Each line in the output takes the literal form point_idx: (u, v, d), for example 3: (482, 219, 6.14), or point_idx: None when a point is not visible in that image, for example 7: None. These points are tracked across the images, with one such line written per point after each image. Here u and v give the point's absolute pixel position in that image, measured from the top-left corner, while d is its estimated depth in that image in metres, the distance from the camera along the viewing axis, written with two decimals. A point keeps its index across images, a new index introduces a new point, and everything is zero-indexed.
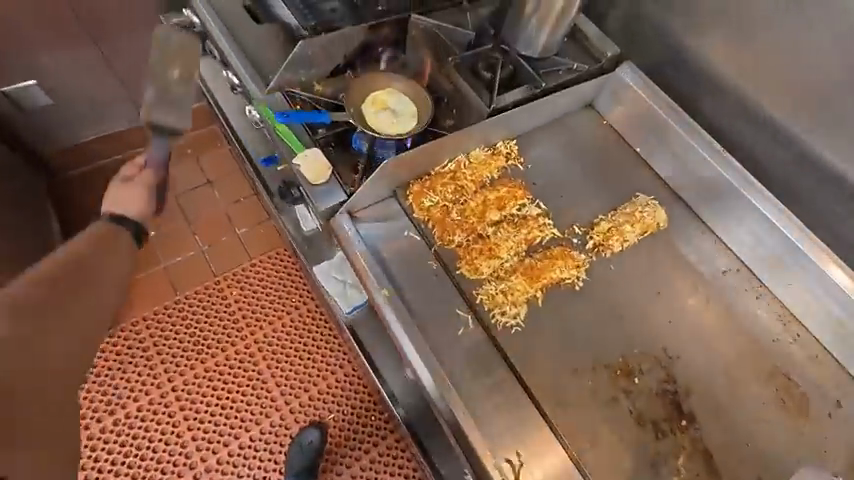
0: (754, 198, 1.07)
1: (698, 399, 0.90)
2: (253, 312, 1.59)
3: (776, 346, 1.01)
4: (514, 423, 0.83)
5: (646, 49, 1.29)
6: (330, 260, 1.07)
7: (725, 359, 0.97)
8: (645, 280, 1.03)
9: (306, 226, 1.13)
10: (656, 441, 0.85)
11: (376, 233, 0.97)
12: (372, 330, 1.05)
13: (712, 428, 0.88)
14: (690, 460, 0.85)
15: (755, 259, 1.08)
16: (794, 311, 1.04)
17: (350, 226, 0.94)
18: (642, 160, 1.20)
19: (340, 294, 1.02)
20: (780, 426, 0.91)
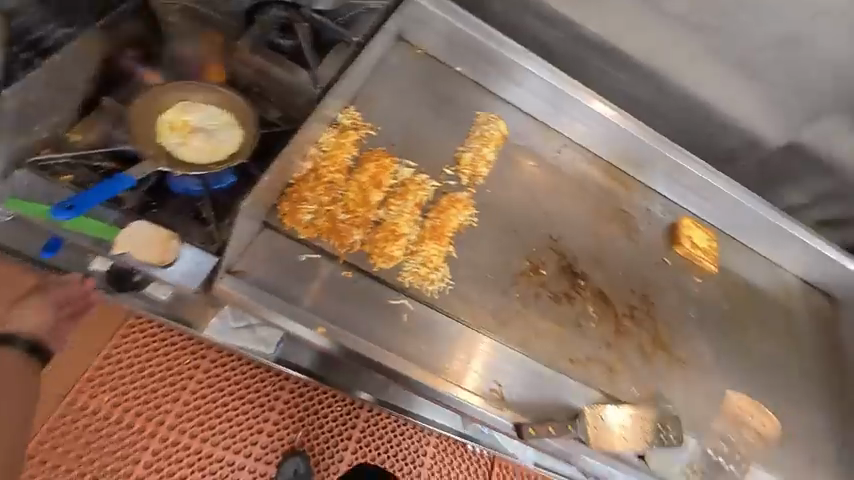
0: (564, 86, 1.28)
1: (582, 259, 1.16)
2: (135, 405, 1.10)
3: (607, 191, 1.31)
4: (482, 361, 0.95)
5: None
6: (220, 315, 0.94)
7: (586, 219, 1.23)
8: (514, 187, 1.19)
9: (161, 296, 0.88)
10: (573, 306, 1.07)
11: (272, 277, 0.85)
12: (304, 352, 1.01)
13: (597, 274, 1.15)
14: (594, 303, 1.11)
15: (578, 132, 1.32)
16: (613, 161, 1.34)
17: (244, 288, 0.81)
18: (465, 76, 1.28)
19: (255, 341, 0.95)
20: (629, 246, 1.24)
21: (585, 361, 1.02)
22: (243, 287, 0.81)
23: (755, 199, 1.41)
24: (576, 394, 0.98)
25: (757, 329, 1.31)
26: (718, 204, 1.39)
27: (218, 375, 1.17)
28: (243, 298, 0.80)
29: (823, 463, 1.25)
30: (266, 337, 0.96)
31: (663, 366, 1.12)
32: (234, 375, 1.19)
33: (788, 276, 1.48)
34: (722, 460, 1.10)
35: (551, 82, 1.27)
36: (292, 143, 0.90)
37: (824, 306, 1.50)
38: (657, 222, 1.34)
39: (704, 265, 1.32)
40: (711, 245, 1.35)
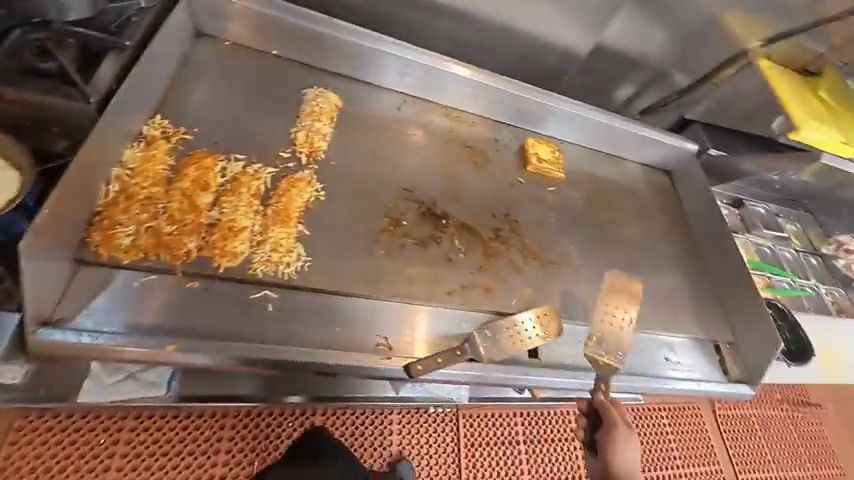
0: (388, 48, 1.33)
1: (440, 201, 1.22)
2: None
3: (453, 134, 1.40)
4: (360, 322, 0.97)
5: None
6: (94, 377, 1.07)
7: (437, 164, 1.30)
8: (358, 151, 1.21)
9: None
10: (440, 246, 1.13)
11: (108, 310, 0.79)
12: (192, 379, 1.19)
13: (457, 210, 1.23)
14: (461, 236, 1.18)
15: (414, 87, 1.39)
16: (454, 105, 1.45)
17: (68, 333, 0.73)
18: (284, 58, 1.28)
19: (140, 386, 1.09)
20: (482, 177, 1.35)
21: (462, 289, 1.09)
22: (72, 332, 0.73)
23: (582, 105, 1.57)
24: (460, 321, 1.06)
25: (610, 217, 1.50)
26: (554, 118, 1.54)
27: (151, 441, 1.19)
28: (96, 344, 0.74)
29: (698, 310, 1.45)
30: (154, 379, 1.11)
31: (537, 272, 1.23)
32: (172, 430, 1.22)
33: (628, 165, 1.70)
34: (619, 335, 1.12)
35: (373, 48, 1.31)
36: (75, 158, 0.79)
37: (664, 182, 1.74)
38: (505, 150, 1.45)
39: (554, 175, 1.46)
40: (557, 156, 1.50)
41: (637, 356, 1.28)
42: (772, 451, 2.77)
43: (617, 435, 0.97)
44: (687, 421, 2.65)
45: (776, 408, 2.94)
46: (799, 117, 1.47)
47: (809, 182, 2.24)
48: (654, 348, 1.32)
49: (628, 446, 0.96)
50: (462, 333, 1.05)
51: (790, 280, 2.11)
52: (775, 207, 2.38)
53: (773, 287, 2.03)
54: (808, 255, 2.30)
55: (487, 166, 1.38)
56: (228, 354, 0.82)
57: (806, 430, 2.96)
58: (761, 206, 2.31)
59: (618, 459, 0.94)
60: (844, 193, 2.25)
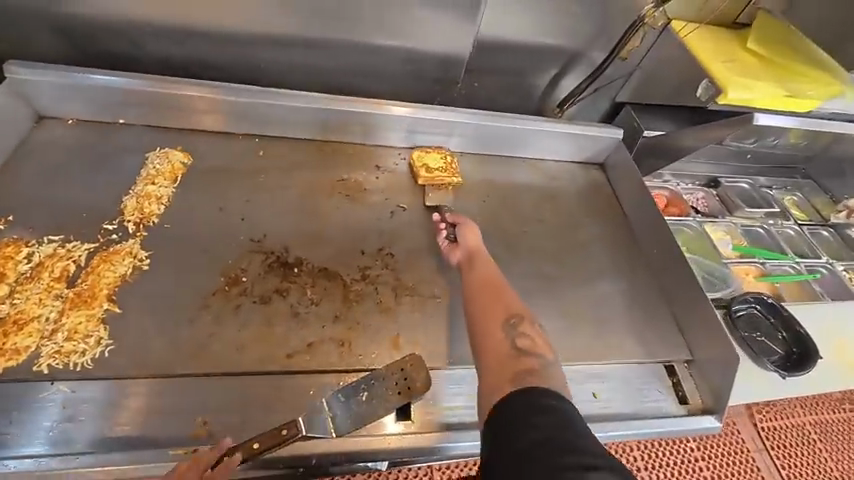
0: (258, 95, 1.24)
1: (296, 246, 1.09)
2: None
3: (323, 169, 1.28)
4: (170, 407, 0.84)
5: (34, 47, 1.24)
6: None
7: (300, 203, 1.19)
8: (202, 207, 1.11)
9: None
10: (286, 299, 1.00)
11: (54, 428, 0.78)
12: None
13: (316, 252, 1.09)
14: (316, 283, 1.04)
15: (293, 127, 1.30)
16: (338, 138, 1.34)
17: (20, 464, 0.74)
18: (132, 125, 1.22)
19: None
20: (356, 211, 1.21)
21: (307, 348, 0.94)
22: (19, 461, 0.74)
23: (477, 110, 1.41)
24: (304, 388, 0.90)
25: (520, 229, 1.30)
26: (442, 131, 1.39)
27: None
28: (70, 468, 0.75)
29: (646, 324, 1.18)
30: None
31: (412, 312, 1.05)
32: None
33: (548, 167, 1.50)
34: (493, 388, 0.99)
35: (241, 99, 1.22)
36: None
37: (596, 178, 1.52)
38: (388, 174, 1.32)
39: (448, 181, 1.31)
40: (450, 161, 1.35)
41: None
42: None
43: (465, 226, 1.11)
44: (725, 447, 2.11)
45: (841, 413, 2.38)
46: (722, 76, 1.30)
47: (797, 143, 1.92)
48: (582, 382, 1.06)
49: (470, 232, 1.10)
50: (310, 402, 0.89)
51: (794, 263, 1.76)
52: (766, 179, 2.06)
53: (769, 275, 1.70)
54: (814, 228, 1.94)
55: (362, 197, 1.25)
56: (119, 465, 0.76)
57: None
58: (744, 181, 2.01)
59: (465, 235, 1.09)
60: (842, 149, 1.92)
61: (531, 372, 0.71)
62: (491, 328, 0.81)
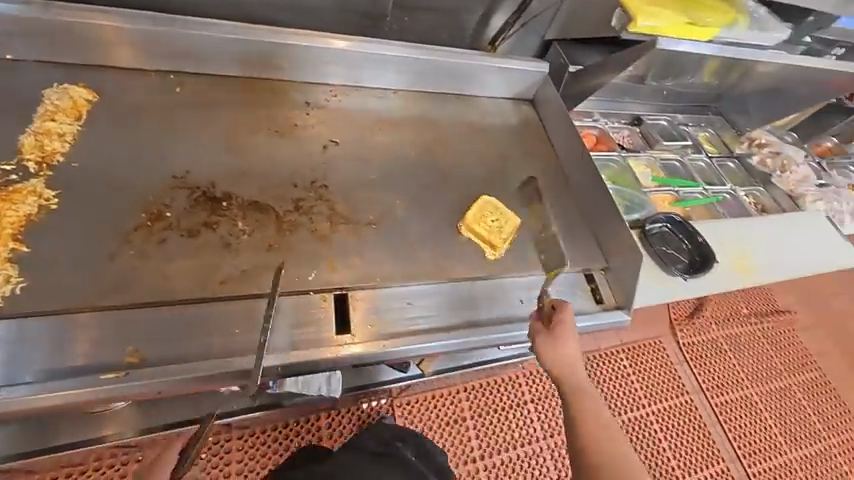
0: (167, 26, 1.15)
1: (223, 181, 1.07)
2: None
3: (249, 107, 1.24)
4: (96, 337, 0.82)
5: None
6: None
7: (225, 139, 1.15)
8: (114, 145, 1.05)
9: None
10: (215, 231, 0.98)
11: None
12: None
13: (245, 186, 1.07)
14: (248, 215, 1.03)
15: (212, 62, 1.23)
16: (262, 74, 1.29)
17: None
18: (18, 59, 1.10)
19: None
20: (286, 146, 1.19)
21: (241, 275, 0.94)
22: None
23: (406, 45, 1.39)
24: (241, 311, 0.91)
25: (454, 161, 1.34)
26: (369, 67, 1.37)
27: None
28: (13, 398, 0.73)
29: (570, 239, 1.29)
30: None
31: (348, 238, 1.07)
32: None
33: (480, 103, 1.55)
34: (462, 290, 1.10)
35: (146, 30, 1.13)
36: None
37: (525, 112, 1.60)
38: (318, 110, 1.31)
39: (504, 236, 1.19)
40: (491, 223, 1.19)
41: (492, 305, 1.11)
42: (744, 369, 2.66)
43: (562, 334, 1.00)
44: (650, 357, 2.52)
45: (744, 324, 2.82)
46: (633, 6, 1.37)
47: (708, 80, 2.08)
48: (516, 292, 1.15)
49: (567, 338, 1.00)
50: (249, 323, 0.90)
51: (702, 189, 1.98)
52: (683, 116, 2.24)
53: (681, 201, 1.90)
54: (723, 160, 2.15)
55: (293, 133, 1.23)
56: (64, 390, 0.76)
57: (773, 341, 2.82)
58: (663, 119, 2.17)
59: (563, 349, 0.99)
60: (745, 85, 2.11)
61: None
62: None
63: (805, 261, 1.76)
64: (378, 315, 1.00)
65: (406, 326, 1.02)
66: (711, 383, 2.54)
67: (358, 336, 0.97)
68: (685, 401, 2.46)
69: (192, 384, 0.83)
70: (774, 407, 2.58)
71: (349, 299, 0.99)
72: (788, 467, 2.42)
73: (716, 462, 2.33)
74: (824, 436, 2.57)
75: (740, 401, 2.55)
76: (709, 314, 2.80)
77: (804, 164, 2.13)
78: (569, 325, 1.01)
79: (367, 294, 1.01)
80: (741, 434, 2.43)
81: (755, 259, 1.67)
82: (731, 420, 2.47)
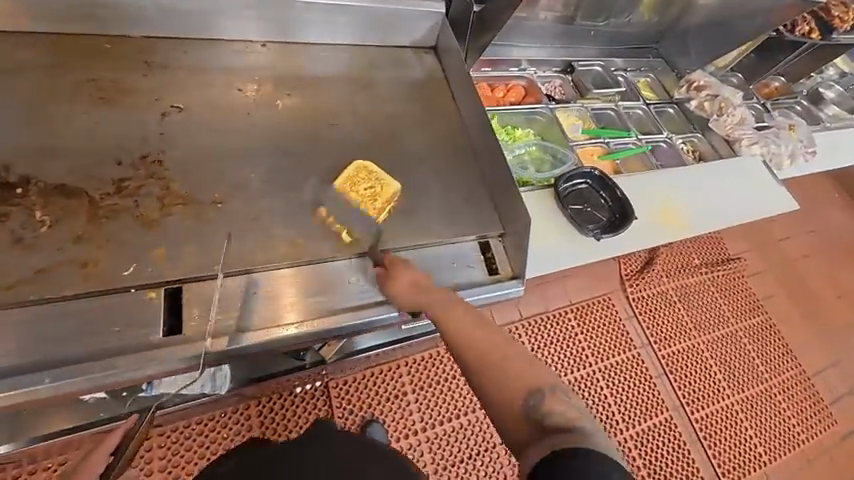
0: None
1: (21, 162, 0.88)
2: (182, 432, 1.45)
3: (66, 70, 1.02)
4: None
5: None
6: None
7: (29, 111, 0.95)
8: None
9: None
10: (5, 225, 0.81)
11: None
12: None
13: (49, 168, 0.89)
14: (50, 203, 0.86)
15: (12, 17, 1.00)
16: (87, 31, 1.07)
17: None
18: None
19: None
20: (112, 116, 0.99)
21: (35, 275, 0.78)
22: None
23: None
24: (32, 318, 0.76)
25: (330, 123, 1.17)
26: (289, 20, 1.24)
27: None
28: None
29: (464, 204, 1.16)
30: None
31: (184, 222, 0.91)
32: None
33: (370, 54, 1.36)
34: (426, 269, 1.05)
35: None
36: None
37: (426, 62, 1.40)
38: (161, 70, 1.10)
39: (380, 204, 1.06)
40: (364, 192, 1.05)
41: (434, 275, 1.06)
42: (693, 319, 2.56)
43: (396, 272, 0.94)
44: (598, 315, 2.40)
45: (695, 275, 2.70)
46: None
47: (643, 16, 1.90)
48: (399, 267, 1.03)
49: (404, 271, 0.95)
50: (42, 333, 0.75)
51: (636, 138, 1.85)
52: (621, 61, 2.07)
53: (612, 153, 1.78)
54: (662, 106, 2.02)
55: (124, 99, 1.02)
56: None
57: (724, 288, 2.72)
58: (598, 64, 2.00)
59: (403, 286, 0.93)
60: (683, 19, 1.94)
61: (563, 431, 0.70)
62: (508, 376, 0.78)
63: (735, 205, 1.70)
64: (233, 304, 0.87)
65: (259, 317, 0.89)
66: (659, 337, 2.44)
67: (297, 315, 0.91)
68: (632, 356, 2.35)
69: None
70: (721, 354, 2.51)
71: (181, 293, 0.85)
72: (731, 412, 2.38)
73: (659, 412, 2.27)
74: (768, 378, 2.53)
75: (687, 351, 2.46)
76: (660, 267, 2.66)
77: (742, 105, 2.02)
78: (399, 264, 0.96)
79: (235, 279, 0.90)
80: (687, 383, 2.36)
81: (682, 210, 1.61)
82: (679, 372, 2.39)
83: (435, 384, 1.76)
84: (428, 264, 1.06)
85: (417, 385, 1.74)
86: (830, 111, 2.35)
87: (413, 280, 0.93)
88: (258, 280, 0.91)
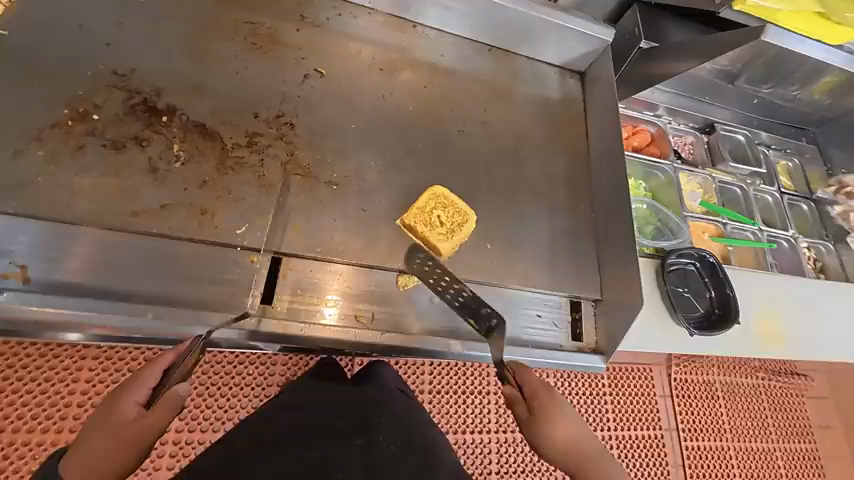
0: None
1: (172, 91, 0.89)
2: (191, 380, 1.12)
3: (229, 3, 1.00)
4: None
5: None
6: None
7: (190, 39, 0.95)
8: (57, 20, 0.87)
9: None
10: (145, 151, 0.84)
11: None
12: None
13: (195, 103, 0.90)
14: (187, 140, 0.87)
15: None
16: None
17: None
18: None
19: None
20: (259, 65, 0.98)
21: (160, 210, 0.81)
22: None
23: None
24: (153, 250, 0.79)
25: (457, 128, 1.11)
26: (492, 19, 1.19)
27: (14, 418, 0.99)
28: None
29: (566, 255, 1.08)
30: None
31: (299, 195, 0.90)
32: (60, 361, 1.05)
33: (515, 64, 1.26)
34: (539, 314, 1.02)
35: None
36: None
37: (570, 89, 1.30)
38: (313, 28, 1.07)
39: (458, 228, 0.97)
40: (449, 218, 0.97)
41: (541, 326, 1.02)
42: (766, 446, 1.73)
43: (545, 405, 0.78)
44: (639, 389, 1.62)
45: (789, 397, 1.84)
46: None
47: (813, 95, 1.65)
48: (500, 306, 0.99)
49: (558, 411, 0.78)
50: (153, 266, 0.79)
51: (757, 230, 1.65)
52: (767, 135, 1.84)
53: (727, 237, 1.60)
54: (795, 200, 1.79)
55: (273, 51, 1.01)
56: None
57: (807, 420, 1.84)
58: (741, 133, 1.79)
59: (555, 425, 0.76)
60: None
61: None
62: None
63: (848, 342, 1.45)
64: (326, 293, 0.87)
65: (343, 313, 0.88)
66: (709, 449, 1.64)
67: (394, 324, 0.90)
68: (649, 436, 1.57)
69: (64, 319, 0.71)
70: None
71: (281, 266, 0.86)
72: None
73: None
74: None
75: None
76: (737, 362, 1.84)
77: None
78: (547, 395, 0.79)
79: (337, 267, 0.89)
80: None
81: (790, 330, 1.42)
82: None
83: (449, 394, 1.33)
84: (540, 310, 1.02)
85: (432, 390, 1.33)
86: None
87: (573, 424, 0.78)
88: (354, 276, 0.90)
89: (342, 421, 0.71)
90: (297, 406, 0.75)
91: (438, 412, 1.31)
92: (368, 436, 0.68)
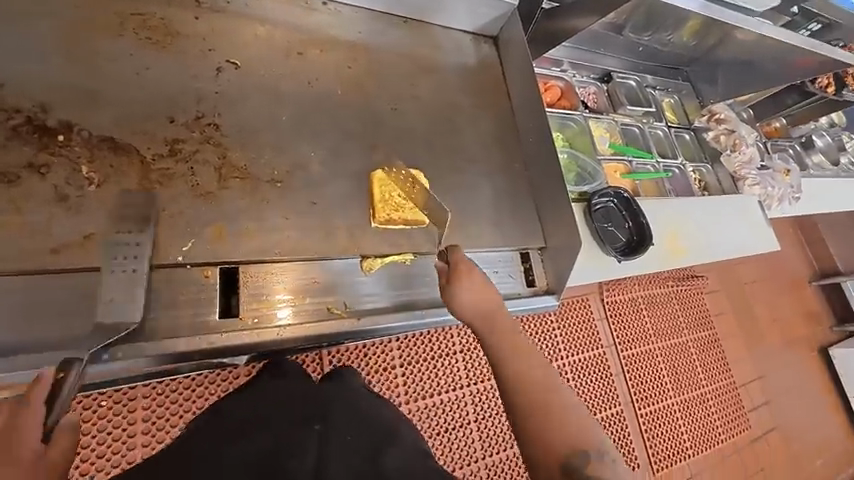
0: None
1: (62, 105, 0.77)
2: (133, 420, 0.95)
3: None
4: None
5: None
6: None
7: (68, 40, 0.81)
8: None
9: None
10: (46, 177, 0.73)
11: None
12: None
13: (95, 116, 0.79)
14: (95, 158, 0.77)
15: None
16: None
17: None
18: None
19: None
20: (161, 63, 0.88)
21: (83, 241, 0.72)
22: None
23: None
24: (89, 287, 0.72)
25: (390, 106, 1.11)
26: None
27: None
28: None
29: (510, 213, 1.17)
30: None
31: (241, 200, 0.85)
32: None
33: (433, 35, 1.28)
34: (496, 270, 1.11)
35: None
36: None
37: (487, 56, 1.35)
38: (214, 15, 0.97)
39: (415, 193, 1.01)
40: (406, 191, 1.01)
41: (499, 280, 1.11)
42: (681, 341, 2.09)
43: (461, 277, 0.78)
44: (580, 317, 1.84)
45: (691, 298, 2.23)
46: None
47: (683, 37, 1.90)
48: None
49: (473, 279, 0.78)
50: (92, 304, 0.71)
51: (655, 162, 1.91)
52: (653, 78, 2.10)
53: (633, 172, 1.83)
54: (680, 131, 2.10)
55: (174, 45, 0.90)
56: None
57: (706, 312, 2.24)
58: (632, 79, 2.02)
59: (465, 292, 0.77)
60: (718, 52, 2.00)
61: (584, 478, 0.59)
62: None
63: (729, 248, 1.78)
64: (295, 292, 0.86)
65: (316, 309, 0.88)
66: (639, 352, 1.93)
67: (368, 306, 0.93)
68: (596, 355, 1.80)
69: None
70: (682, 372, 2.02)
71: (239, 275, 0.82)
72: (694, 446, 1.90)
73: (610, 408, 1.74)
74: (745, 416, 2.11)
75: (668, 371, 1.98)
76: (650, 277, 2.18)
77: (753, 145, 2.11)
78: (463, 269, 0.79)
79: (300, 263, 0.88)
80: (653, 413, 1.85)
81: (688, 241, 1.71)
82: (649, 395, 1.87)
83: (421, 363, 1.34)
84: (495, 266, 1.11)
85: (404, 362, 1.32)
86: (816, 158, 2.35)
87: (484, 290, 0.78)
88: (319, 270, 0.90)
89: (306, 406, 0.68)
90: (255, 404, 0.69)
91: (413, 382, 1.32)
92: (330, 421, 0.65)
